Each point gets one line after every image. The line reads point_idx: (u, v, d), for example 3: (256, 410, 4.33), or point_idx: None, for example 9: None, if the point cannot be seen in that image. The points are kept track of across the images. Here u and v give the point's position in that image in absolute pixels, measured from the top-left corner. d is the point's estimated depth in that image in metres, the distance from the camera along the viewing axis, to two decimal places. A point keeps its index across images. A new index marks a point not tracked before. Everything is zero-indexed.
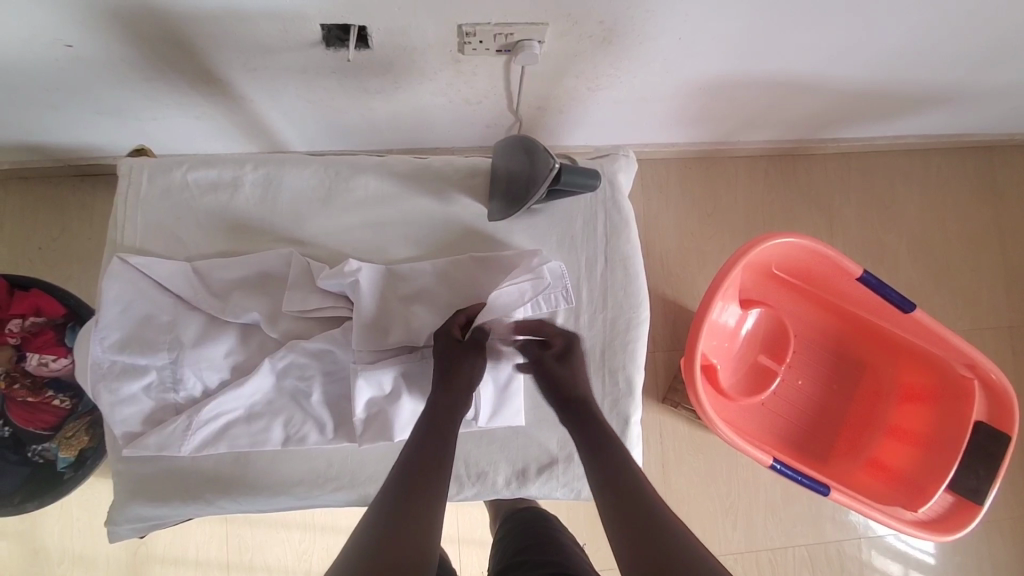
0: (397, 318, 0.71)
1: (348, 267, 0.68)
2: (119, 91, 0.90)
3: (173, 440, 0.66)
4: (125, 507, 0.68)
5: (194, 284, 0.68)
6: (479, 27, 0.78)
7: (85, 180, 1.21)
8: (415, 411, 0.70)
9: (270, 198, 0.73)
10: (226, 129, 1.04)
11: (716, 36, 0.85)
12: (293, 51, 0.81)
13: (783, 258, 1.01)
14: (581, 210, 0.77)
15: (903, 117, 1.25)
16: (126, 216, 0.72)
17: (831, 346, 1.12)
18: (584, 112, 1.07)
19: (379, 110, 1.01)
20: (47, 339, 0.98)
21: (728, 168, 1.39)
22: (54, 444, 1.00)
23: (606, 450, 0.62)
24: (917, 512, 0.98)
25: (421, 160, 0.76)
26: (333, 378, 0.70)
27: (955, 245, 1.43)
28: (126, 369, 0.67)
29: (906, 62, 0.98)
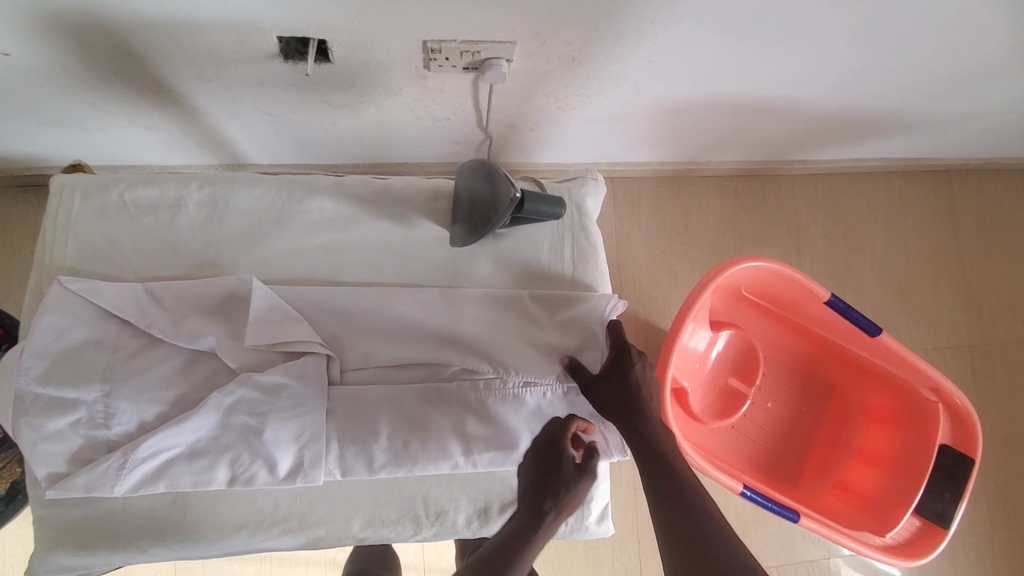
0: (381, 338, 0.66)
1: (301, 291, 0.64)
2: (60, 99, 0.84)
3: (105, 480, 0.57)
4: (45, 560, 0.59)
5: (144, 306, 0.60)
6: (444, 43, 0.75)
7: (26, 191, 1.14)
8: (387, 450, 0.63)
9: (217, 221, 0.66)
10: (180, 140, 0.99)
11: (685, 60, 0.85)
12: (249, 63, 0.77)
13: (751, 281, 1.01)
14: (549, 233, 0.72)
15: (867, 141, 1.27)
16: (56, 237, 0.63)
17: (799, 369, 1.12)
18: (555, 131, 1.05)
19: (343, 124, 0.97)
20: None
21: (699, 187, 1.39)
22: None
23: (663, 479, 0.59)
24: (886, 537, 0.97)
25: (381, 180, 0.70)
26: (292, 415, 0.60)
27: (917, 265, 1.46)
28: (52, 403, 0.56)
29: (869, 89, 0.99)
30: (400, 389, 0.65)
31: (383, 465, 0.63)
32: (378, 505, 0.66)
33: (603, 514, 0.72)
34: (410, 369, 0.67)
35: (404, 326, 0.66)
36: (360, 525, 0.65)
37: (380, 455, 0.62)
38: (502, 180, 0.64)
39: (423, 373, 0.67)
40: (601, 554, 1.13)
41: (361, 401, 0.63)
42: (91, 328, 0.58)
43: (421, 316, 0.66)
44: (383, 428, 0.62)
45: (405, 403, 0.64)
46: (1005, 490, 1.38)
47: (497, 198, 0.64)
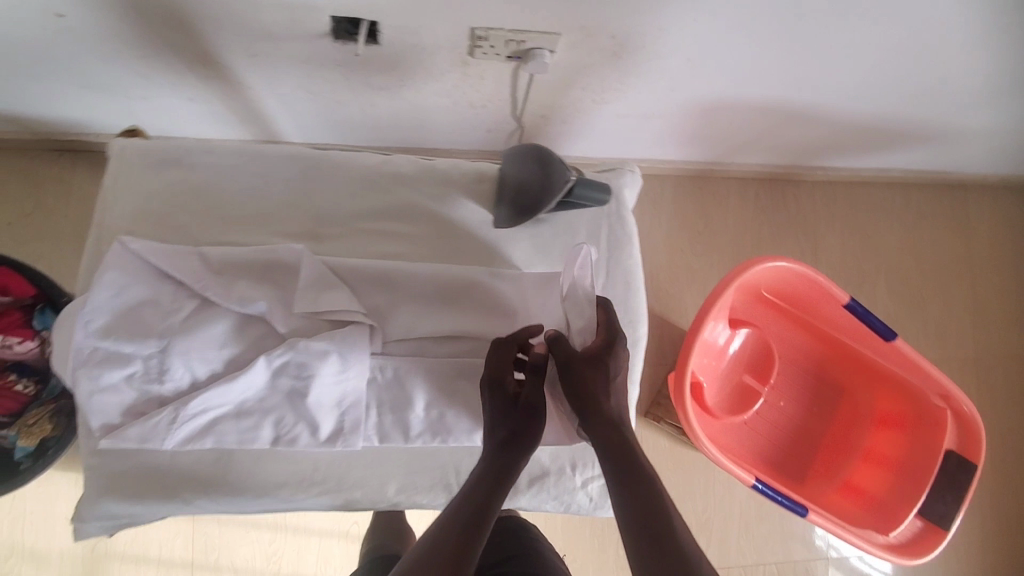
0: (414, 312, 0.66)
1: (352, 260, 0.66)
2: (110, 66, 0.86)
3: (156, 433, 0.60)
4: (95, 505, 0.62)
5: (200, 270, 0.62)
6: (492, 31, 0.77)
7: (63, 155, 1.16)
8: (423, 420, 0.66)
9: (269, 193, 0.68)
10: (220, 113, 1.01)
11: (722, 60, 0.86)
12: (300, 40, 0.79)
13: (772, 280, 1.03)
14: (586, 221, 0.74)
15: (888, 151, 1.29)
16: (117, 199, 0.65)
17: (812, 370, 1.14)
18: (586, 124, 1.07)
19: (380, 107, 0.99)
20: (13, 321, 0.94)
21: (719, 188, 1.41)
22: (12, 433, 0.95)
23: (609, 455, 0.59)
24: (888, 535, 1.00)
25: (428, 160, 0.72)
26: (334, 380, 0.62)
27: (928, 276, 1.48)
28: (109, 357, 0.59)
29: (897, 98, 1.01)
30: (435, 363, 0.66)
31: (421, 435, 0.66)
32: (412, 472, 0.68)
33: None
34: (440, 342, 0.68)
35: (438, 302, 0.68)
36: (394, 490, 0.68)
37: (416, 425, 0.66)
38: (552, 164, 0.65)
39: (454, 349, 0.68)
40: (607, 538, 1.16)
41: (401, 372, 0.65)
42: (149, 287, 0.61)
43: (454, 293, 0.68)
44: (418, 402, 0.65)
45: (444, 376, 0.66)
46: (1002, 500, 1.41)
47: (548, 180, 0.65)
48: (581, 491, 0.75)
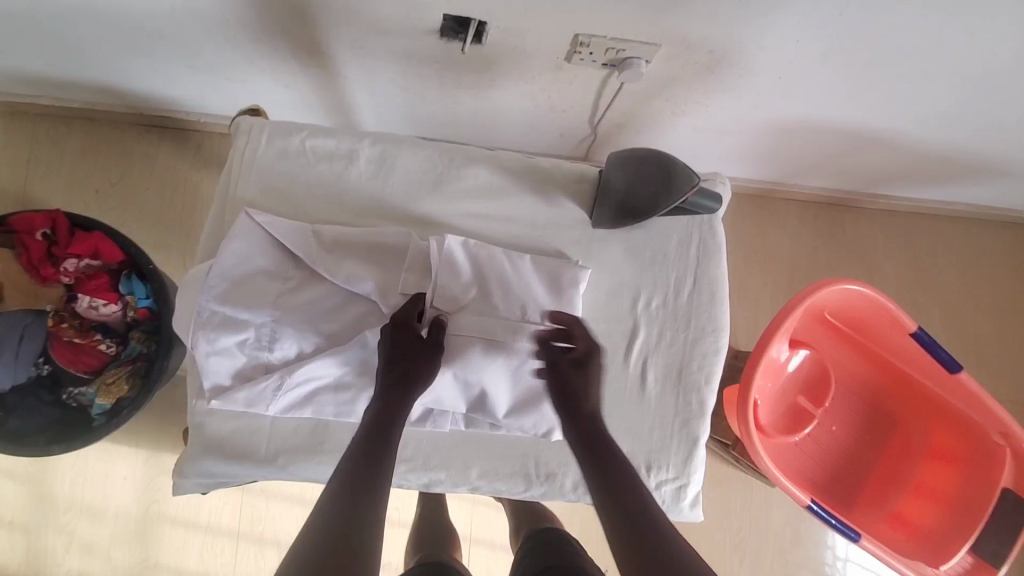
0: (489, 293, 0.68)
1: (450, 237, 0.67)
2: (219, 48, 0.90)
3: (262, 398, 0.63)
4: (195, 464, 0.65)
5: (314, 247, 0.65)
6: (594, 39, 0.79)
7: (151, 131, 1.21)
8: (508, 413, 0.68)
9: (381, 177, 0.71)
10: (310, 101, 1.05)
11: (811, 82, 0.88)
12: (407, 35, 0.82)
13: (837, 303, 1.03)
14: (679, 228, 0.74)
15: (956, 184, 1.28)
16: (239, 172, 0.68)
17: (867, 397, 1.14)
18: (660, 135, 1.09)
19: (464, 105, 1.02)
20: (102, 284, 0.99)
21: (779, 208, 1.41)
22: (92, 389, 1.00)
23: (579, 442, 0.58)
24: (938, 569, 0.99)
25: (531, 158, 0.73)
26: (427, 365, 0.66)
27: (983, 313, 1.47)
28: (227, 321, 0.62)
29: (977, 133, 1.01)
30: (506, 343, 0.66)
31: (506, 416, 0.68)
32: (492, 459, 0.70)
33: (697, 502, 0.72)
34: (506, 322, 0.67)
35: (514, 287, 0.68)
36: (476, 475, 0.70)
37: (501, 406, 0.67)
38: (671, 170, 0.64)
39: (523, 333, 0.67)
40: None
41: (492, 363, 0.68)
42: (266, 258, 0.64)
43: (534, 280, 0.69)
44: (493, 382, 0.66)
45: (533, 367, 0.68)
46: None
47: (667, 187, 0.64)
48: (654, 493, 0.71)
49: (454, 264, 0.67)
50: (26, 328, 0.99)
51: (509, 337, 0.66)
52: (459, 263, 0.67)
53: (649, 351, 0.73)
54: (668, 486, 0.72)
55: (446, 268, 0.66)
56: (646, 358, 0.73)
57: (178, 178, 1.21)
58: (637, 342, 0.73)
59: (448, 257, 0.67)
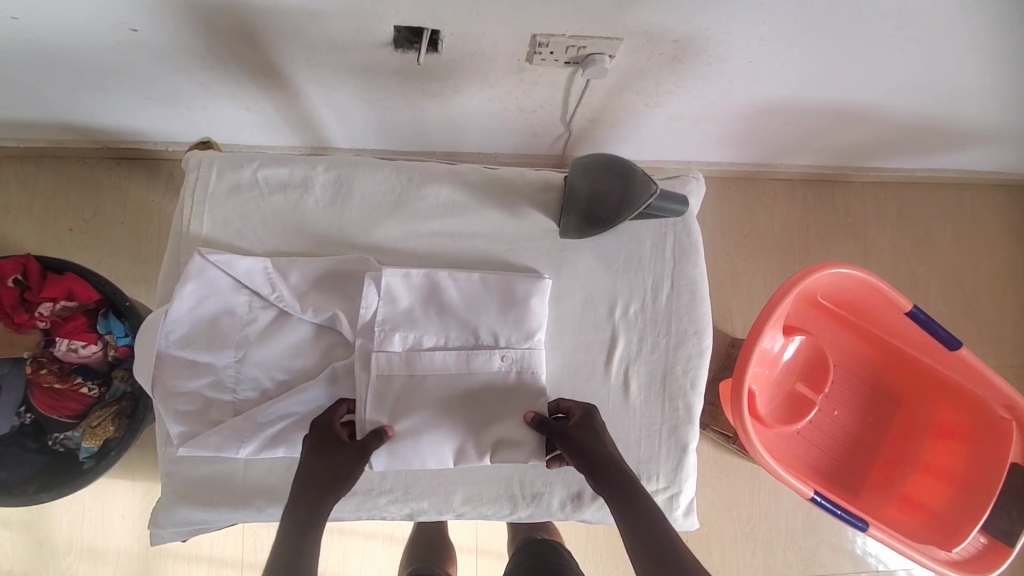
0: (441, 322, 0.67)
1: (394, 270, 0.65)
2: (172, 78, 0.88)
3: (231, 442, 0.61)
4: (171, 512, 0.64)
5: (277, 281, 0.63)
6: (553, 38, 0.76)
7: (120, 163, 1.18)
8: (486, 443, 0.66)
9: (340, 202, 0.69)
10: (274, 122, 1.02)
11: (784, 63, 0.85)
12: (361, 50, 0.79)
13: (830, 287, 1.00)
14: (653, 230, 0.72)
15: (948, 151, 1.24)
16: (192, 210, 0.67)
17: (867, 378, 1.11)
18: (635, 127, 1.06)
19: (431, 113, 0.99)
20: (79, 325, 0.97)
21: (767, 190, 1.37)
22: (80, 433, 0.99)
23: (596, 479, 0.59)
24: (951, 551, 0.97)
25: (494, 169, 0.71)
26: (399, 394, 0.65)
27: (983, 281, 1.43)
28: (189, 365, 0.62)
29: (964, 99, 0.98)
30: (463, 375, 0.66)
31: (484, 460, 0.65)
32: (476, 482, 0.68)
33: (690, 509, 0.71)
34: (455, 352, 0.66)
35: (462, 313, 0.67)
36: (460, 501, 0.68)
37: (476, 450, 0.65)
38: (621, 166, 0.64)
39: (477, 360, 0.66)
40: None
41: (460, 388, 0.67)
42: (226, 298, 0.63)
43: (490, 301, 0.67)
44: (456, 421, 0.66)
45: (507, 388, 0.67)
46: None
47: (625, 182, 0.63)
48: None
49: (396, 298, 0.65)
50: (7, 380, 1.01)
51: (463, 368, 0.67)
52: (403, 296, 0.65)
53: (631, 358, 0.71)
54: (660, 496, 0.70)
55: (390, 302, 0.65)
56: (628, 366, 0.71)
57: (150, 210, 1.19)
58: (617, 351, 0.71)
59: (391, 291, 0.65)
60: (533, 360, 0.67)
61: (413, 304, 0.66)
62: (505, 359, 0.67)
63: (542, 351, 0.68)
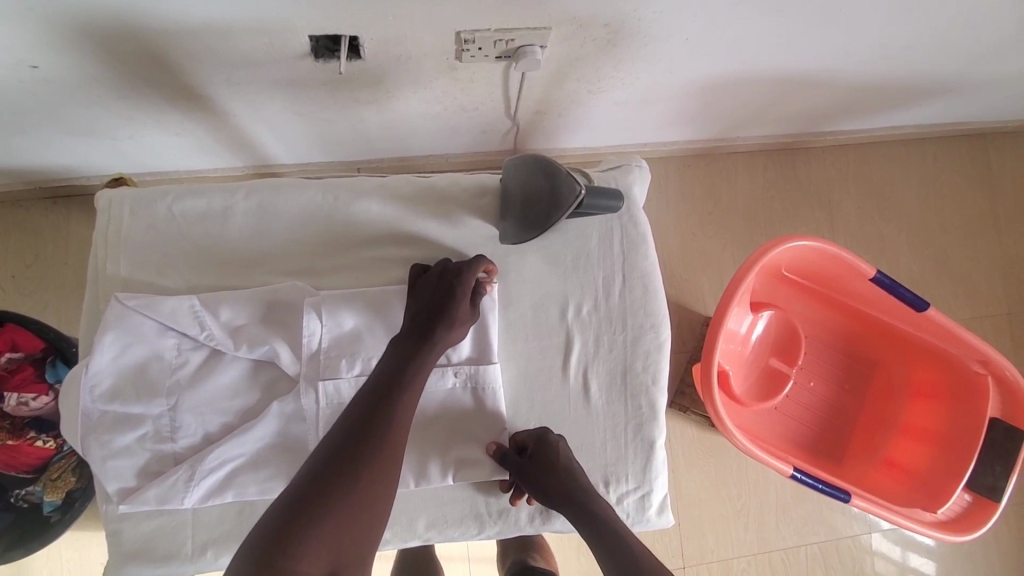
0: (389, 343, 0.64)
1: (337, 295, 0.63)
2: (89, 111, 0.84)
3: (174, 493, 0.59)
4: (120, 571, 0.61)
5: (202, 318, 0.60)
6: (478, 33, 0.73)
7: (57, 203, 1.14)
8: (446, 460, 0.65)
9: (266, 228, 0.66)
10: (207, 145, 0.98)
11: (724, 36, 0.82)
12: (280, 64, 0.75)
13: (792, 260, 0.98)
14: (597, 224, 0.70)
15: (903, 108, 1.23)
16: (108, 252, 0.64)
17: (841, 346, 1.10)
18: (583, 114, 1.03)
19: (370, 121, 0.96)
20: (28, 376, 0.94)
21: (727, 165, 1.36)
22: (38, 488, 0.96)
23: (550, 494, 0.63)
24: (937, 512, 0.96)
25: (427, 178, 0.69)
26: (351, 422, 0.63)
27: (952, 233, 1.43)
28: (119, 419, 0.59)
29: (910, 55, 0.96)
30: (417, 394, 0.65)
31: (447, 480, 0.65)
32: (439, 506, 0.66)
33: (665, 508, 0.69)
34: None
35: None
36: (425, 525, 0.66)
37: (438, 470, 0.65)
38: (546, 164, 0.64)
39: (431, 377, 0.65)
40: None
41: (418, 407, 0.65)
42: (151, 342, 0.60)
43: None
44: (414, 443, 0.65)
45: (465, 401, 0.66)
46: None
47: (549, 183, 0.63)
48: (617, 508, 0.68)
49: (340, 323, 0.63)
50: None
51: None
52: (348, 320, 0.63)
53: (587, 360, 0.69)
54: (631, 497, 0.68)
55: (334, 328, 0.62)
56: (586, 368, 0.69)
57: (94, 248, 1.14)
58: (573, 353, 0.69)
59: (333, 316, 0.62)
60: (487, 375, 0.65)
61: (360, 327, 0.64)
62: (460, 375, 0.65)
63: (496, 367, 0.66)
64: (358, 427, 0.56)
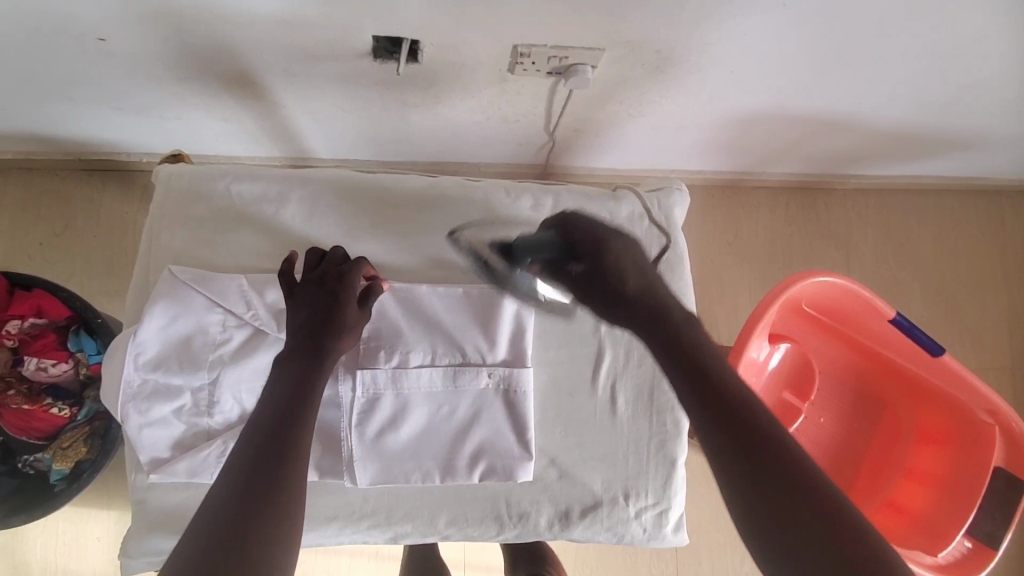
0: (429, 338, 0.68)
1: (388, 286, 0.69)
2: (144, 88, 0.85)
3: (205, 467, 0.62)
4: (143, 541, 0.63)
5: (249, 298, 0.63)
6: (534, 48, 0.76)
7: (93, 175, 1.15)
8: (470, 460, 0.67)
9: (315, 217, 0.70)
10: (251, 132, 1.00)
11: (768, 73, 0.85)
12: (339, 60, 0.78)
13: (812, 294, 1.00)
14: (636, 240, 0.74)
15: (926, 158, 1.26)
16: (163, 225, 0.68)
17: (852, 385, 1.12)
18: (619, 136, 1.05)
19: (413, 123, 0.98)
20: (49, 343, 0.95)
21: (750, 198, 1.38)
22: (48, 456, 0.96)
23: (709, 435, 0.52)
24: (937, 556, 0.96)
25: (471, 183, 0.73)
26: (387, 413, 0.66)
27: (962, 284, 1.45)
28: (159, 389, 0.61)
29: (941, 107, 0.99)
30: (449, 391, 0.67)
31: (470, 479, 0.67)
32: (460, 503, 0.68)
33: (679, 526, 0.70)
34: (443, 370, 0.67)
35: (448, 329, 0.68)
36: (445, 523, 0.68)
37: (464, 467, 0.67)
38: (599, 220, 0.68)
39: (464, 377, 0.68)
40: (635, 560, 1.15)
41: (449, 406, 0.67)
42: (199, 317, 0.63)
43: (471, 321, 0.69)
44: (443, 441, 0.67)
45: (493, 405, 0.68)
46: None
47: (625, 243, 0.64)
48: (636, 521, 0.69)
49: (388, 311, 0.68)
50: None
51: (451, 386, 0.67)
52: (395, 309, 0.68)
53: (617, 373, 0.71)
54: (649, 513, 0.69)
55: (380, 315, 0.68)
56: (615, 381, 0.71)
57: (123, 223, 1.15)
58: (604, 366, 0.71)
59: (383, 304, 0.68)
60: (518, 377, 0.67)
61: (405, 319, 0.68)
62: (493, 376, 0.68)
63: (527, 369, 0.69)
64: (270, 433, 0.53)
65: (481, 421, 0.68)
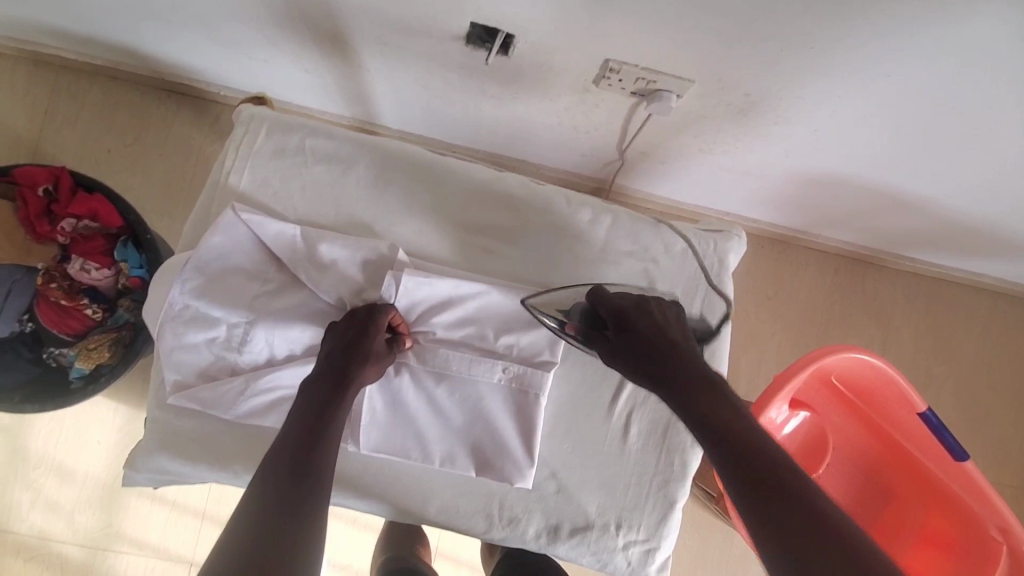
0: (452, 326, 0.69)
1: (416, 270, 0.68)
2: (238, 26, 0.88)
3: (222, 402, 0.65)
4: (151, 457, 0.66)
5: (296, 249, 0.67)
6: (625, 66, 0.75)
7: (170, 97, 1.19)
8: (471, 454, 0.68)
9: (381, 184, 0.72)
10: (328, 88, 1.02)
11: (850, 138, 0.83)
12: (432, 38, 0.78)
13: (846, 370, 0.98)
14: (683, 278, 0.75)
15: (990, 257, 1.22)
16: (235, 162, 0.71)
17: (862, 468, 1.09)
18: (683, 168, 1.04)
19: (486, 113, 0.98)
20: (97, 247, 0.98)
21: (800, 257, 1.35)
22: (71, 352, 0.99)
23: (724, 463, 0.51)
24: None
25: (536, 184, 0.75)
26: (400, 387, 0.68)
27: (999, 391, 1.40)
28: (197, 317, 0.66)
29: (1020, 209, 0.96)
30: (464, 379, 0.69)
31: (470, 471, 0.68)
32: (456, 496, 0.69)
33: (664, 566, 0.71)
34: (461, 356, 0.68)
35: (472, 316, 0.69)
36: (436, 509, 0.69)
37: (463, 459, 0.68)
38: (535, 287, 0.72)
39: (481, 366, 0.69)
40: None
41: (460, 393, 0.69)
42: (247, 257, 0.68)
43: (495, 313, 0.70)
44: (448, 429, 0.69)
45: (502, 404, 0.69)
46: None
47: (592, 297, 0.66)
48: (621, 553, 0.70)
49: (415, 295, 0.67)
50: (16, 284, 0.98)
51: (466, 372, 0.68)
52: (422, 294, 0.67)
53: (635, 404, 0.72)
54: (635, 547, 0.70)
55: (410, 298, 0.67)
56: (632, 412, 0.72)
57: (188, 148, 1.19)
58: (625, 393, 0.72)
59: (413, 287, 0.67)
60: (535, 378, 0.68)
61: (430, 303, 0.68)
62: (507, 371, 0.69)
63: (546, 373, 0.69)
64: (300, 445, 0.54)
65: (487, 416, 0.69)
